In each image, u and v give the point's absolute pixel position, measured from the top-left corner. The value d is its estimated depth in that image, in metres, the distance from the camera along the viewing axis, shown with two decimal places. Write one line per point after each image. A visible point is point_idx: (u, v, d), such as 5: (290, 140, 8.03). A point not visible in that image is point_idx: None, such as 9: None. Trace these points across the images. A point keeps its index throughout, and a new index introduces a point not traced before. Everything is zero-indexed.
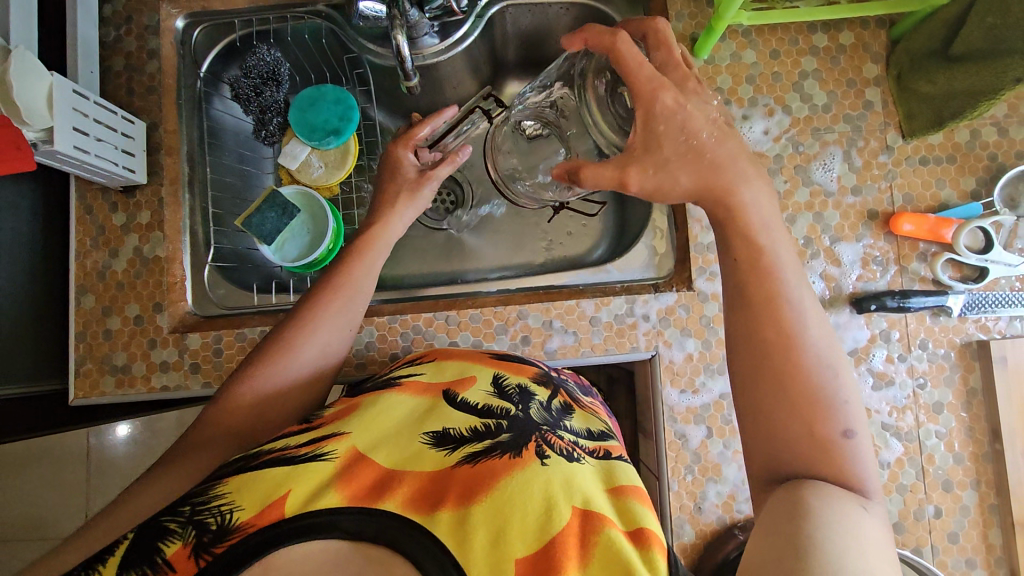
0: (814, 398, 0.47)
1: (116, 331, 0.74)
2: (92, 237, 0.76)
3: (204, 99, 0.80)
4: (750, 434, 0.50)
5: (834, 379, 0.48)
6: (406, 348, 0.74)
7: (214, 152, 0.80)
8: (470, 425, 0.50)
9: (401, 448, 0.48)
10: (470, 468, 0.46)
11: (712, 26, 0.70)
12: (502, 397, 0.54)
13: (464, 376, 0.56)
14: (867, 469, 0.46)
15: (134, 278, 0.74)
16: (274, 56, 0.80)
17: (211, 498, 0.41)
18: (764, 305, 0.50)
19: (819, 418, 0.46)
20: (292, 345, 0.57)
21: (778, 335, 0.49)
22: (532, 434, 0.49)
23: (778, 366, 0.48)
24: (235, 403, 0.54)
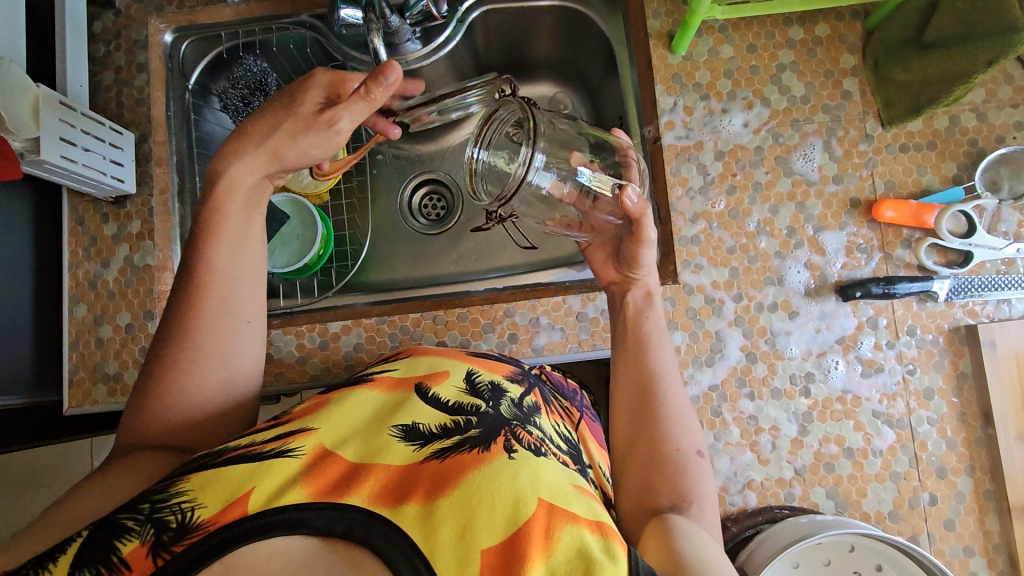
0: (671, 429, 0.57)
1: (107, 339, 0.75)
2: (84, 248, 0.77)
3: (194, 110, 0.81)
4: (623, 463, 0.57)
5: (686, 415, 0.58)
6: (394, 348, 0.74)
7: (204, 162, 0.82)
8: (439, 422, 0.51)
9: (368, 442, 0.48)
10: (439, 464, 0.47)
11: (687, 22, 0.71)
12: (473, 394, 0.55)
13: (437, 371, 0.58)
14: (711, 487, 0.55)
15: (124, 286, 0.75)
16: (261, 67, 0.82)
17: (172, 496, 0.41)
18: (641, 352, 0.62)
19: (677, 447, 0.56)
20: (185, 354, 0.54)
21: (650, 377, 0.60)
22: (501, 428, 0.50)
23: (649, 403, 0.59)
24: (157, 419, 0.53)
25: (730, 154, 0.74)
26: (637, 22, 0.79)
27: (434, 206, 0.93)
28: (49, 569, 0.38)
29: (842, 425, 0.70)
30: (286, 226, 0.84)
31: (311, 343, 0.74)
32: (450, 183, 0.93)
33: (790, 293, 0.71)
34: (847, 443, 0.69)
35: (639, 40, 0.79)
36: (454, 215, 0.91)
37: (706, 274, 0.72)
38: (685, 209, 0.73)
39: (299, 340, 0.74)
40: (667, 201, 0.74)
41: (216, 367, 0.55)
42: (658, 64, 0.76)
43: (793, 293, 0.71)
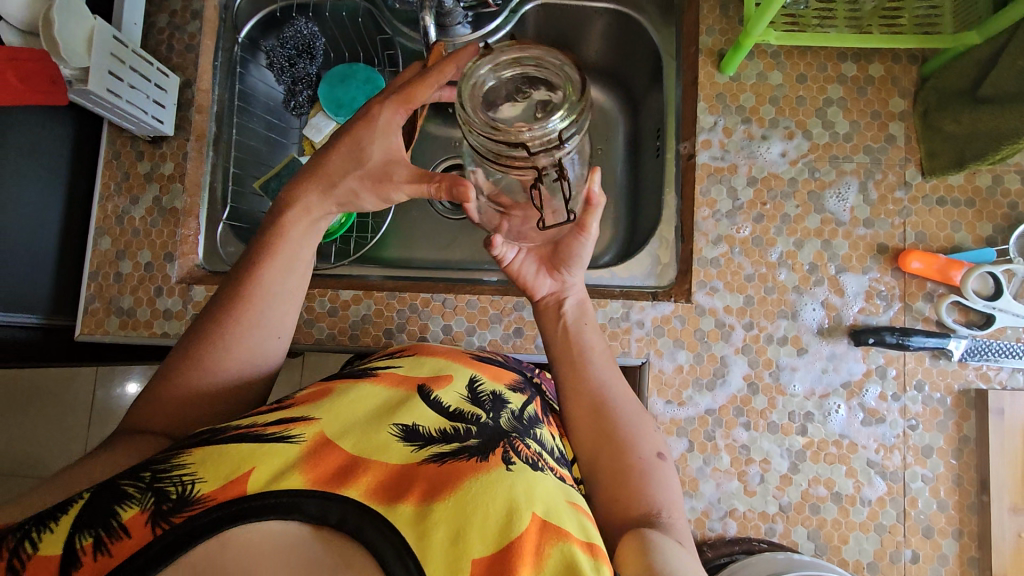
0: (626, 435, 0.58)
1: (126, 275, 0.76)
2: (117, 182, 0.78)
3: (240, 64, 0.83)
4: (591, 473, 0.58)
5: (641, 423, 0.60)
6: (400, 325, 0.75)
7: (242, 116, 0.83)
8: (439, 426, 0.51)
9: (368, 439, 0.48)
10: (436, 467, 0.47)
11: (740, 42, 0.70)
12: (474, 402, 0.55)
13: (442, 374, 0.58)
14: (676, 487, 0.57)
15: (150, 226, 0.77)
16: (311, 31, 0.82)
17: (175, 468, 0.42)
18: (581, 365, 0.63)
19: (635, 451, 0.57)
20: (209, 355, 0.54)
21: (597, 389, 0.61)
22: (500, 438, 0.51)
23: (603, 413, 0.60)
24: (161, 410, 0.53)
25: (763, 182, 0.73)
26: (689, 36, 0.78)
27: None
28: (49, 531, 0.39)
29: (834, 469, 0.69)
30: None
31: (321, 308, 0.75)
32: None
33: (802, 330, 0.71)
34: (836, 487, 0.69)
35: (689, 54, 0.78)
36: None
37: (720, 298, 0.72)
38: (710, 230, 0.73)
39: (309, 303, 0.75)
40: (693, 220, 0.74)
41: (228, 378, 0.55)
42: (704, 81, 0.76)
43: (805, 330, 0.71)
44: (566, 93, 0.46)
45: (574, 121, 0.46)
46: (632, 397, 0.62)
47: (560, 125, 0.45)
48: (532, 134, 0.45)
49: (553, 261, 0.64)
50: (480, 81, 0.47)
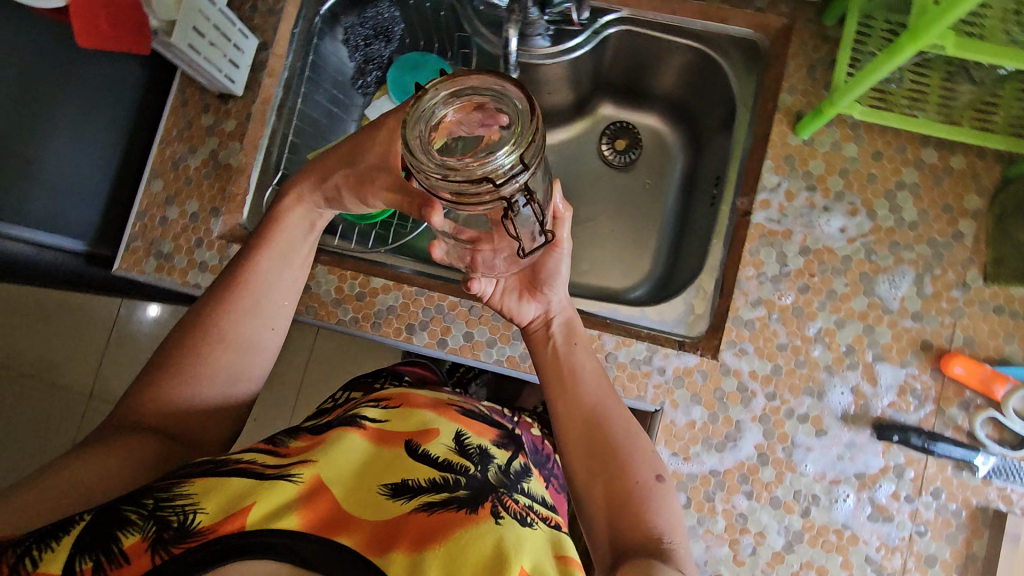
0: (623, 456, 0.59)
1: (171, 221, 0.77)
2: (179, 129, 0.80)
3: (317, 35, 0.83)
4: (588, 495, 0.58)
5: (636, 444, 0.60)
6: (423, 323, 0.75)
7: (310, 87, 0.83)
8: (429, 477, 0.53)
9: (359, 491, 0.50)
10: (425, 517, 0.48)
11: (823, 109, 0.68)
12: (461, 454, 0.58)
13: (429, 429, 0.60)
14: (676, 509, 0.57)
15: (202, 177, 0.78)
16: (392, 15, 0.85)
17: (179, 497, 0.44)
18: (572, 385, 0.64)
19: (633, 474, 0.58)
20: (204, 341, 0.58)
21: (591, 408, 0.62)
22: (489, 493, 0.52)
23: (598, 433, 0.60)
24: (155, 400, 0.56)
25: (815, 253, 0.71)
26: (770, 90, 0.76)
27: None
28: (50, 550, 0.40)
29: (830, 557, 0.67)
30: None
31: (350, 291, 0.76)
32: None
33: (826, 411, 0.69)
34: None
35: (765, 109, 0.76)
36: None
37: (748, 361, 0.70)
38: (751, 291, 0.71)
39: (339, 284, 0.76)
40: (735, 276, 0.72)
41: (217, 367, 0.58)
42: (776, 140, 0.74)
43: (828, 411, 0.69)
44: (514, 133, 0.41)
45: (525, 160, 0.41)
46: (627, 416, 0.62)
47: (509, 160, 0.40)
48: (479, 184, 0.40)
49: (532, 282, 0.66)
50: (428, 113, 0.44)
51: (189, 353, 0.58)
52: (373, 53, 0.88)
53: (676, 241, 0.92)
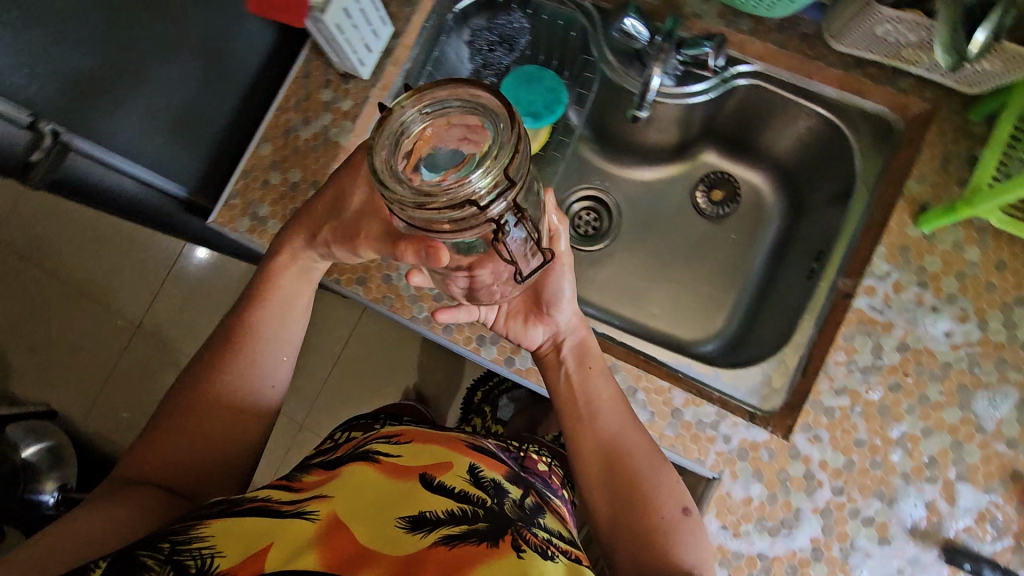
0: (643, 489, 0.62)
1: (272, 185, 0.79)
2: (297, 99, 0.81)
3: (445, 32, 0.83)
4: (613, 522, 0.62)
5: (654, 475, 0.63)
6: (494, 337, 0.74)
7: (427, 81, 0.84)
8: (447, 509, 0.55)
9: (375, 521, 0.53)
10: (445, 550, 0.50)
11: (956, 207, 0.64)
12: (476, 485, 0.60)
13: (441, 462, 0.63)
14: (702, 539, 0.61)
15: (310, 150, 0.79)
16: (520, 26, 0.84)
17: (193, 540, 0.47)
18: (590, 415, 0.66)
19: (655, 505, 0.61)
20: (209, 386, 0.64)
21: (609, 439, 0.64)
22: (507, 529, 0.55)
23: (619, 464, 0.63)
24: (160, 450, 0.60)
25: (914, 353, 0.68)
26: (897, 174, 0.73)
27: (588, 221, 1.00)
28: None
29: None
30: None
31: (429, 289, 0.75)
32: (614, 210, 1.00)
33: (894, 519, 0.65)
34: None
35: (887, 193, 0.73)
36: (604, 237, 0.99)
37: (820, 449, 0.67)
38: (838, 377, 0.68)
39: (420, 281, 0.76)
40: (824, 359, 0.69)
41: (226, 407, 0.63)
42: (894, 227, 0.70)
43: (896, 521, 0.65)
44: (487, 152, 0.41)
45: (507, 176, 0.42)
46: (649, 445, 0.64)
47: (484, 180, 0.40)
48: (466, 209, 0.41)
49: (536, 313, 0.68)
50: (400, 136, 0.45)
51: (185, 410, 0.63)
52: (495, 58, 0.87)
53: (756, 303, 0.89)
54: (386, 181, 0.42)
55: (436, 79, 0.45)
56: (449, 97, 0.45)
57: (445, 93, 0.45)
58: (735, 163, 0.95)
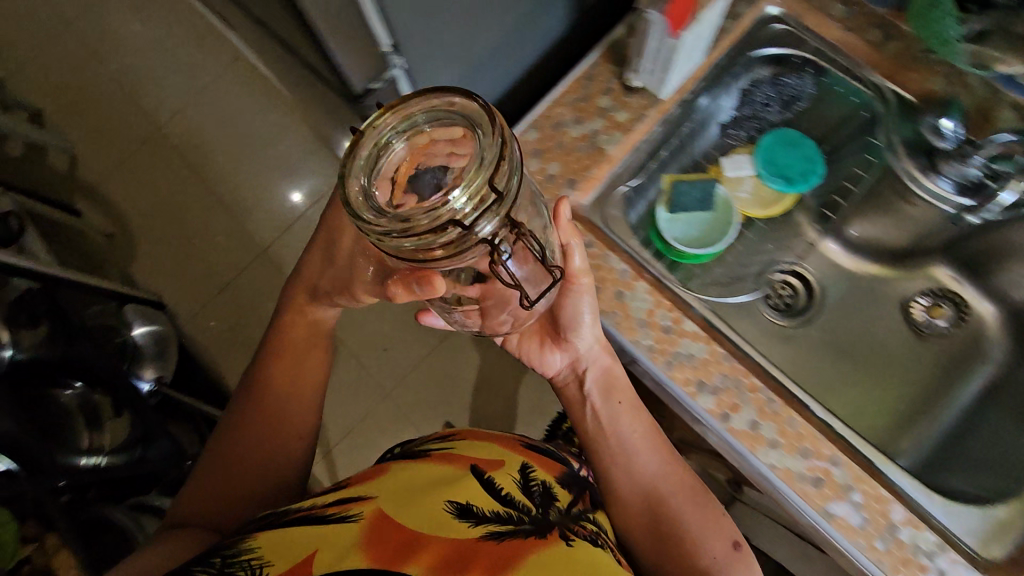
0: (684, 522, 0.70)
1: (529, 171, 0.80)
2: (574, 97, 0.83)
3: (732, 73, 0.83)
4: (659, 550, 0.71)
5: (693, 513, 0.71)
6: (714, 388, 0.70)
7: (697, 115, 0.84)
8: (493, 509, 0.64)
9: (425, 512, 0.61)
10: (495, 544, 0.60)
11: None
12: (523, 484, 0.71)
13: (494, 460, 0.73)
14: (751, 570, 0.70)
15: (576, 149, 0.80)
16: (803, 90, 0.84)
17: (242, 554, 0.56)
18: (629, 455, 0.74)
19: (698, 547, 0.69)
20: (226, 445, 0.75)
21: (651, 477, 0.73)
22: (552, 521, 0.66)
23: (665, 500, 0.72)
24: (204, 490, 0.72)
25: None
26: None
27: (783, 296, 0.95)
28: None
29: None
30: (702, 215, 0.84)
31: (659, 319, 0.73)
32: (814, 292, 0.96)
33: None
34: None
35: None
36: (798, 316, 0.94)
37: None
38: None
39: (653, 308, 0.74)
40: None
41: (236, 461, 0.74)
42: None
43: None
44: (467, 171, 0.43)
45: (493, 186, 0.43)
46: (688, 484, 0.73)
47: (461, 196, 0.42)
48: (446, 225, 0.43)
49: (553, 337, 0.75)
50: (381, 164, 0.49)
51: (218, 454, 0.75)
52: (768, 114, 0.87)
53: (953, 434, 0.84)
54: (359, 210, 0.44)
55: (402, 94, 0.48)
56: (421, 112, 0.48)
57: (415, 112, 0.48)
58: (961, 283, 0.91)
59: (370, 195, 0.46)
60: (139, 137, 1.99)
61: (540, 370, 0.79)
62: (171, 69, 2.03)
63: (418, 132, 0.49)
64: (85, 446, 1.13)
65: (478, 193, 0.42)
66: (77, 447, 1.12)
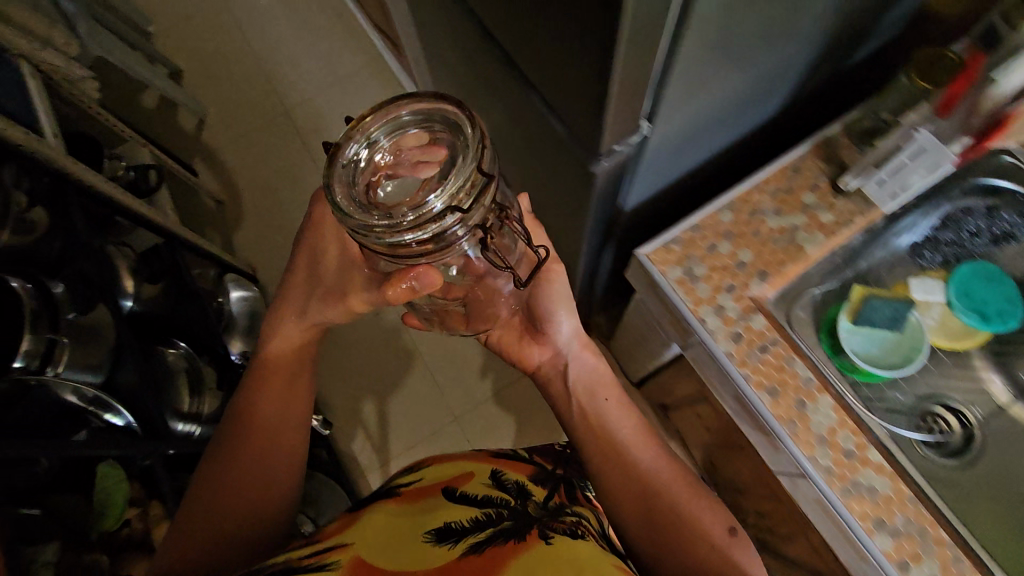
0: (677, 505, 0.76)
1: (718, 252, 0.78)
2: (777, 186, 0.80)
3: (945, 195, 0.80)
4: (656, 538, 0.75)
5: (684, 500, 0.77)
6: (894, 531, 0.65)
7: (897, 228, 0.80)
8: (472, 518, 0.76)
9: (401, 547, 0.71)
10: (481, 550, 0.69)
11: None
12: (497, 487, 0.86)
13: (464, 479, 0.88)
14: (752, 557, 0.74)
15: (772, 240, 0.77)
16: (1017, 228, 0.81)
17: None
18: (621, 451, 0.82)
19: (704, 527, 0.74)
20: (202, 480, 0.81)
21: (644, 469, 0.80)
22: (531, 522, 0.78)
23: (661, 494, 0.77)
24: (200, 508, 0.78)
25: None
26: None
27: (936, 426, 0.88)
28: None
29: None
30: (885, 332, 0.79)
31: (841, 441, 0.69)
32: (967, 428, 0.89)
33: None
34: None
35: None
36: (951, 453, 0.87)
37: None
38: None
39: (835, 427, 0.69)
40: None
41: (226, 482, 0.79)
42: None
43: None
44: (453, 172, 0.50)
45: (480, 170, 0.51)
46: (676, 473, 0.80)
47: (444, 192, 0.49)
48: (432, 218, 0.49)
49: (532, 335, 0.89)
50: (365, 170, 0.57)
51: (207, 481, 0.81)
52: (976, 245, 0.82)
53: None
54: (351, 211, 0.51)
55: (390, 99, 0.58)
56: (403, 117, 0.58)
57: (394, 115, 0.58)
58: None
59: (356, 201, 0.53)
60: (262, 114, 2.05)
61: (522, 366, 0.93)
62: (311, 56, 2.11)
63: (402, 134, 0.58)
64: (185, 410, 1.21)
65: (454, 197, 0.49)
66: (177, 407, 1.20)
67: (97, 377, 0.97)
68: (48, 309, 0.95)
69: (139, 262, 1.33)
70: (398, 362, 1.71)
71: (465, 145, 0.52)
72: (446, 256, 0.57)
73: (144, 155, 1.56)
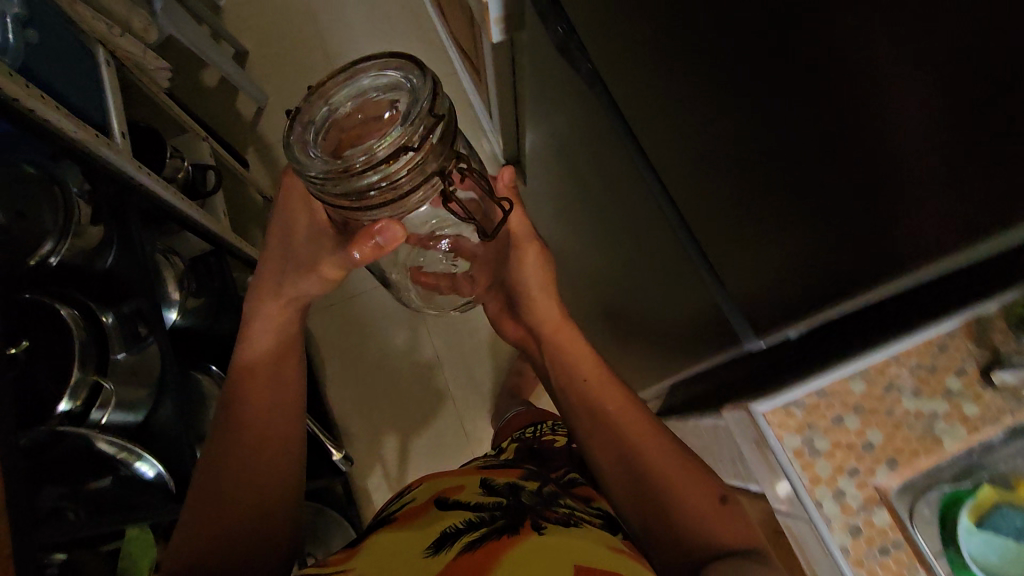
0: (674, 477, 0.71)
1: (846, 427, 0.62)
2: (946, 356, 0.61)
3: None
4: (640, 499, 0.72)
5: (685, 472, 0.72)
6: None
7: None
8: (466, 518, 0.72)
9: (398, 564, 0.66)
10: (473, 546, 0.66)
11: None
12: (491, 494, 0.80)
13: (455, 488, 0.83)
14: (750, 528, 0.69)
15: (921, 431, 0.61)
16: None
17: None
18: (603, 423, 0.79)
19: (684, 484, 0.70)
20: (202, 466, 0.75)
21: (627, 444, 0.76)
22: (524, 513, 0.74)
23: (644, 450, 0.74)
24: (201, 490, 0.72)
25: None
26: None
27: None
28: None
29: None
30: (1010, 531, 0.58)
31: None
32: None
33: None
34: None
35: None
36: None
37: None
38: None
39: None
40: None
41: (217, 463, 0.73)
42: None
43: None
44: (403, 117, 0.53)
45: (433, 108, 0.54)
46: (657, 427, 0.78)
47: (397, 131, 0.52)
48: (404, 167, 0.53)
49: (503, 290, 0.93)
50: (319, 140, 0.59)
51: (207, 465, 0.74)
52: None
53: None
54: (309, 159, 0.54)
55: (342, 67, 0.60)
56: (350, 78, 0.60)
57: (340, 77, 0.61)
58: None
59: (309, 158, 0.56)
60: None
61: (507, 331, 1.00)
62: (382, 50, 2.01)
63: (356, 97, 0.61)
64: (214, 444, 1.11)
65: (406, 136, 0.52)
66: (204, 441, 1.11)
67: (140, 413, 0.92)
68: (99, 341, 0.87)
69: (188, 270, 1.30)
70: (425, 396, 1.65)
71: (417, 95, 0.54)
72: (412, 200, 0.59)
73: (205, 151, 1.49)
